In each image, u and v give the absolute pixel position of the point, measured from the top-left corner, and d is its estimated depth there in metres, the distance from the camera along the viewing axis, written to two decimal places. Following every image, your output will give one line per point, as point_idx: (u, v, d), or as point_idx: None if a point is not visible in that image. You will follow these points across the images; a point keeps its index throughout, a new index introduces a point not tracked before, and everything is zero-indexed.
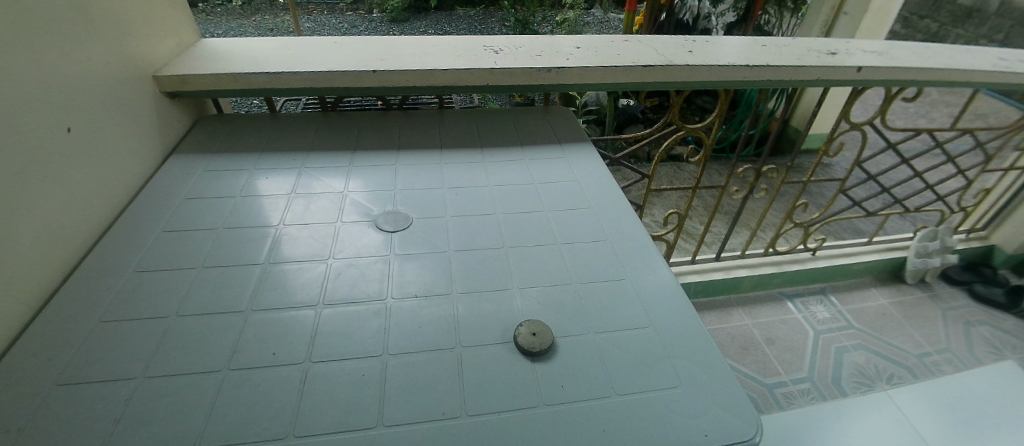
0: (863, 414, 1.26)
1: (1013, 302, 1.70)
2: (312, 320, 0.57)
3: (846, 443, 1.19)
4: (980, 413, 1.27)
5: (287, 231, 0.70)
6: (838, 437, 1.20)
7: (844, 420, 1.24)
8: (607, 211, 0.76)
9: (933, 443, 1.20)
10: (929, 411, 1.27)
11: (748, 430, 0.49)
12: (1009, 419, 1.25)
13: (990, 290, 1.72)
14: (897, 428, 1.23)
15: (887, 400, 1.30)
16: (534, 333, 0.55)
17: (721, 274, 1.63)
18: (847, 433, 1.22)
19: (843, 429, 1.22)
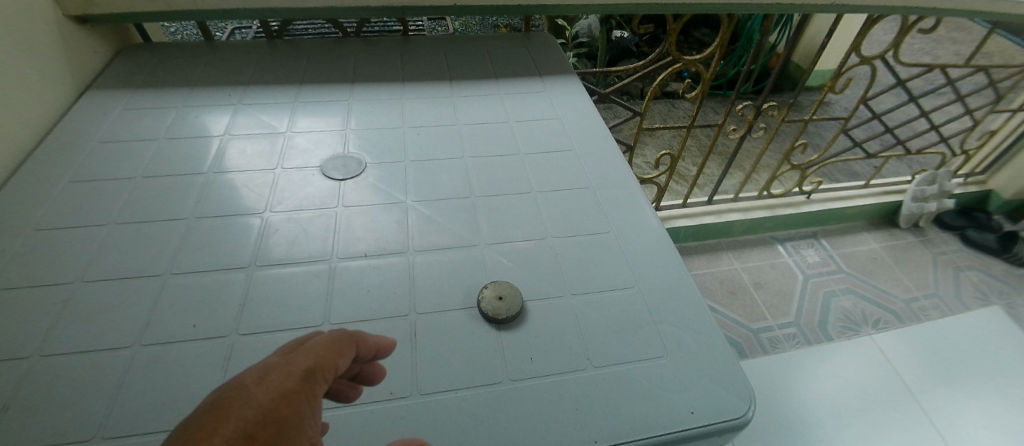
0: (843, 354, 1.25)
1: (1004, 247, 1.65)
2: (241, 285, 0.49)
3: (824, 388, 1.18)
4: (961, 359, 1.26)
5: (219, 179, 0.61)
6: (815, 383, 1.19)
7: (822, 359, 1.24)
8: (591, 154, 0.67)
9: (911, 383, 1.19)
10: (911, 350, 1.27)
11: (738, 407, 0.43)
12: (990, 362, 1.25)
13: (982, 237, 1.67)
14: (877, 367, 1.23)
15: (871, 345, 1.27)
16: (500, 298, 0.48)
17: (713, 218, 1.56)
18: (824, 371, 1.22)
19: (820, 367, 1.22)
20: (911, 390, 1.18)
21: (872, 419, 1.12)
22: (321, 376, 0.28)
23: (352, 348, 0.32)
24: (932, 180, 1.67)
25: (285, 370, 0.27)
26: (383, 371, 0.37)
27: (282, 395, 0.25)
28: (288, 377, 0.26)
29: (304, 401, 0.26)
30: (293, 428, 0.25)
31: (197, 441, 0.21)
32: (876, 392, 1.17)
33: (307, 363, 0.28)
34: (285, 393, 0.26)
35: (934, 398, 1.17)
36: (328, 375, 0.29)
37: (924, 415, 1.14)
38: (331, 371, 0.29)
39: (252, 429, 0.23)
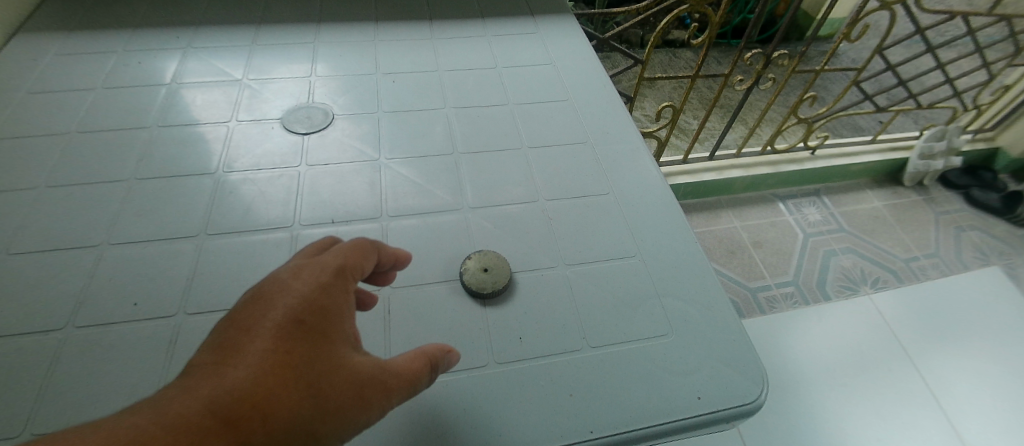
0: (835, 315, 1.11)
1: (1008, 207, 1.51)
2: (190, 258, 0.43)
3: (806, 344, 1.06)
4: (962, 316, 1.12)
5: (168, 135, 0.53)
6: (800, 339, 1.06)
7: (808, 321, 1.10)
8: (588, 105, 0.59)
9: (909, 346, 1.06)
10: (909, 311, 1.13)
11: (750, 391, 0.38)
12: (998, 325, 1.11)
13: (986, 195, 1.54)
14: (872, 329, 1.09)
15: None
16: (485, 269, 0.42)
17: (714, 174, 1.47)
18: (811, 334, 1.08)
19: (807, 331, 1.08)
20: (909, 354, 1.05)
21: (858, 380, 1.00)
22: (348, 276, 0.32)
23: (373, 254, 0.35)
24: (941, 136, 1.54)
25: (315, 270, 0.31)
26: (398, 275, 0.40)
27: (313, 293, 0.30)
28: (317, 279, 0.31)
29: (337, 297, 0.31)
30: (328, 318, 0.30)
31: (252, 325, 0.28)
32: (866, 352, 1.04)
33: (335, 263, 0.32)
34: (316, 290, 0.30)
35: (928, 357, 1.04)
36: (355, 276, 0.33)
37: (922, 383, 1.01)
38: (358, 271, 0.33)
39: (296, 315, 0.29)
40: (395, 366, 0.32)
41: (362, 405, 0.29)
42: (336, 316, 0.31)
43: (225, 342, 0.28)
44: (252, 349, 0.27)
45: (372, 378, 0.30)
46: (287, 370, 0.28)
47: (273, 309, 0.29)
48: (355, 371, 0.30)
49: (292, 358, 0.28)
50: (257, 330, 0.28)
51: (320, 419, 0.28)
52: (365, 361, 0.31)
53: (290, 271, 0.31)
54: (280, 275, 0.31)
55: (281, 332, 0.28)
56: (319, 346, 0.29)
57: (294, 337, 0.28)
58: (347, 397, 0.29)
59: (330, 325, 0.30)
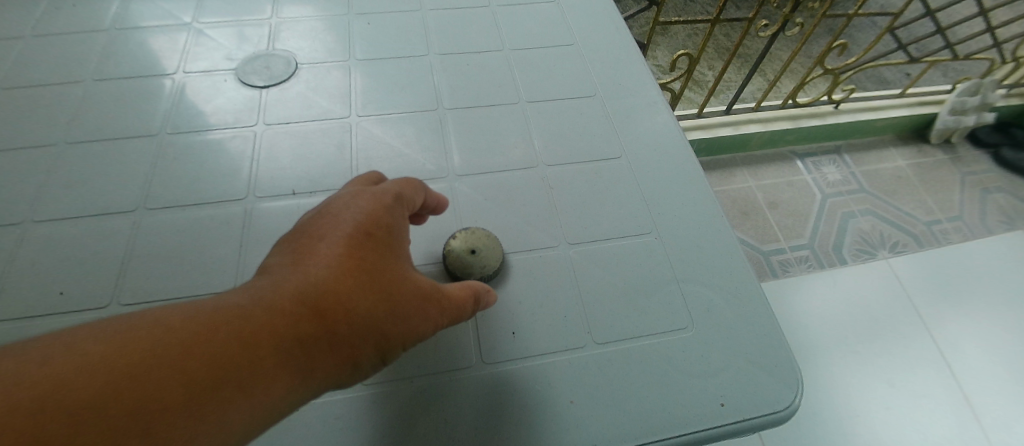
0: (841, 275, 0.93)
1: None
2: (125, 236, 0.36)
3: (815, 306, 0.89)
4: (1010, 277, 0.94)
5: (104, 89, 0.46)
6: (808, 301, 0.90)
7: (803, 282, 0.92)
8: (597, 51, 0.50)
9: (921, 307, 0.89)
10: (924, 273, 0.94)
11: (782, 396, 0.33)
12: None
13: (1017, 155, 1.43)
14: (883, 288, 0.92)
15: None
16: (472, 252, 0.35)
17: (729, 130, 1.37)
18: (809, 298, 0.91)
19: (803, 295, 0.91)
20: (921, 317, 0.88)
21: (872, 349, 0.84)
22: (404, 200, 0.31)
23: (424, 184, 0.33)
24: (975, 89, 1.43)
25: (372, 191, 0.30)
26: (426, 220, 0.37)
27: (372, 210, 0.29)
28: (375, 196, 0.29)
29: (395, 219, 0.30)
30: (391, 237, 0.29)
31: (320, 236, 0.27)
32: (875, 316, 0.88)
33: (393, 190, 0.31)
34: (374, 207, 0.29)
35: (955, 322, 0.88)
36: (411, 202, 0.31)
37: (936, 351, 0.85)
38: (412, 201, 0.32)
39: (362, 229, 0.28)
40: (453, 293, 0.30)
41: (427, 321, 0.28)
42: (396, 234, 0.29)
43: (292, 251, 0.26)
44: (316, 256, 0.26)
45: (434, 297, 0.29)
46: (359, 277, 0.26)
47: (334, 220, 0.28)
48: (420, 287, 0.28)
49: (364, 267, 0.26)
50: (320, 239, 0.27)
51: (390, 329, 0.26)
52: (426, 281, 0.29)
53: (347, 192, 0.30)
54: (339, 196, 0.30)
55: (350, 242, 0.27)
56: (387, 257, 0.27)
57: (357, 247, 0.27)
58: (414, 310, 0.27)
59: (393, 242, 0.29)
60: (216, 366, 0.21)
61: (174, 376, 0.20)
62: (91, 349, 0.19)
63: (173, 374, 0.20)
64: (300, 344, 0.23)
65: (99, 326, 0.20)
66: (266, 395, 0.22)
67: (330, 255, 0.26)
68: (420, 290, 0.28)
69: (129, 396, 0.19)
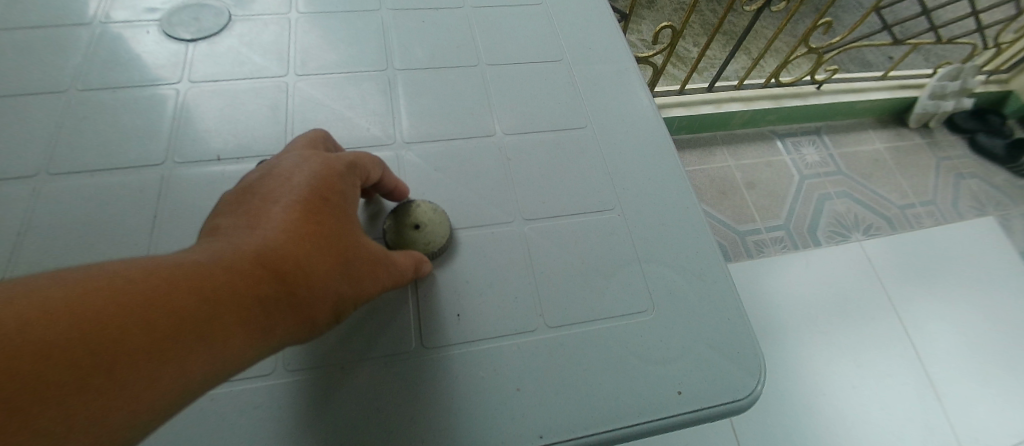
0: (815, 255, 0.93)
1: (1010, 156, 1.41)
2: (23, 203, 0.32)
3: (789, 287, 0.89)
4: (976, 262, 0.95)
5: (8, 37, 0.40)
6: (783, 286, 0.89)
7: (780, 264, 0.91)
8: (567, 12, 0.47)
9: (891, 290, 0.90)
10: (897, 258, 0.94)
11: (743, 384, 0.31)
12: (998, 275, 0.93)
13: (990, 141, 1.44)
14: (856, 270, 0.92)
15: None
16: (417, 227, 0.31)
17: (711, 108, 1.35)
18: (785, 279, 0.90)
19: (778, 276, 0.90)
20: (891, 299, 0.89)
21: (841, 333, 0.84)
22: (360, 167, 0.28)
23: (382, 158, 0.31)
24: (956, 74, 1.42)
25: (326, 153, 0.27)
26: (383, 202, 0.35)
27: (330, 173, 0.26)
28: (333, 159, 0.27)
29: (352, 185, 0.27)
30: (350, 203, 0.27)
31: (274, 197, 0.24)
32: (849, 299, 0.88)
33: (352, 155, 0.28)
34: (332, 169, 0.26)
35: (925, 306, 0.89)
36: (369, 169, 0.29)
37: (903, 333, 0.85)
38: (370, 168, 0.29)
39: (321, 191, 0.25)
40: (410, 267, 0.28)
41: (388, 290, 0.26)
42: (353, 202, 0.27)
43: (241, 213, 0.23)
44: (271, 217, 0.23)
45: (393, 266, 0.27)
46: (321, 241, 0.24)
47: (289, 181, 0.25)
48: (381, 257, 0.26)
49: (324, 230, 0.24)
50: (272, 200, 0.24)
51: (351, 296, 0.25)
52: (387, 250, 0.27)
53: (298, 153, 0.27)
54: (290, 156, 0.27)
55: (308, 204, 0.24)
56: (347, 223, 0.25)
57: (317, 210, 0.24)
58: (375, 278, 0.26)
59: (350, 209, 0.26)
60: (169, 326, 0.18)
61: (118, 335, 0.17)
62: (17, 300, 0.16)
63: (115, 333, 0.17)
64: (258, 309, 0.21)
65: (18, 281, 0.17)
66: (223, 361, 0.20)
67: (285, 217, 0.23)
68: (381, 260, 0.26)
69: (69, 353, 0.16)
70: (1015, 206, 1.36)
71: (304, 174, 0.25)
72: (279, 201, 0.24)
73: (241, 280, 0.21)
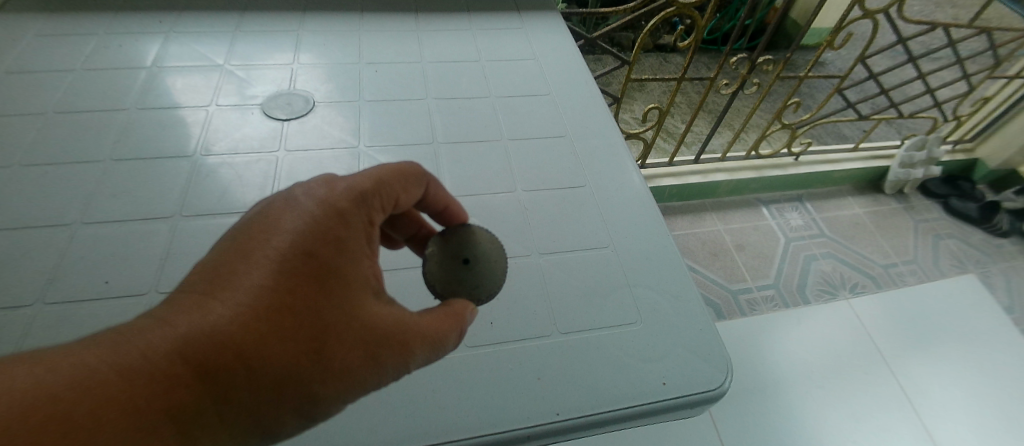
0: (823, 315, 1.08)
1: (985, 216, 1.54)
2: (164, 238, 0.43)
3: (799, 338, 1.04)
4: (962, 322, 1.09)
5: (144, 117, 0.53)
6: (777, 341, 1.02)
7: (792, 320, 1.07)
8: (570, 100, 0.60)
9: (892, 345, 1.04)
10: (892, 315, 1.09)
11: (714, 378, 0.39)
12: (984, 331, 1.08)
13: (964, 204, 1.57)
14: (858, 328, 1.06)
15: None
16: (466, 262, 0.37)
17: (699, 178, 1.49)
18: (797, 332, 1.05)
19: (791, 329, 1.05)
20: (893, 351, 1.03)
21: (841, 379, 0.97)
22: (372, 205, 0.32)
23: (406, 186, 0.34)
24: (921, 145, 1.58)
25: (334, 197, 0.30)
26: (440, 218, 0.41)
27: (335, 228, 0.30)
28: (341, 211, 0.30)
29: (356, 234, 0.31)
30: (351, 261, 0.30)
31: (273, 251, 0.28)
32: (853, 354, 1.01)
33: (358, 196, 0.31)
34: (336, 223, 0.30)
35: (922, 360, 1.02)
36: (385, 199, 0.33)
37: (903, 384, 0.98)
38: (383, 208, 0.33)
39: (321, 252, 0.29)
40: (419, 331, 0.32)
41: (372, 356, 0.30)
42: (355, 253, 0.31)
43: (243, 266, 0.28)
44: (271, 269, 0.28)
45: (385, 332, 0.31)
46: (306, 308, 0.28)
47: (293, 234, 0.29)
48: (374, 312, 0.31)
49: (311, 298, 0.28)
50: (270, 252, 0.28)
51: (330, 358, 0.29)
52: (382, 315, 0.31)
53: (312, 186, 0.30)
54: (304, 191, 0.31)
55: (305, 268, 0.28)
56: (340, 291, 0.29)
57: (312, 274, 0.29)
58: (358, 344, 0.30)
59: (349, 260, 0.30)
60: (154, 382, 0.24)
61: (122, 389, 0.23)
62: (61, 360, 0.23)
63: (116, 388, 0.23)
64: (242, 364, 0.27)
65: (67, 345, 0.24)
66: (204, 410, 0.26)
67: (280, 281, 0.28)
68: (371, 326, 0.30)
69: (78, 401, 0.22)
70: (992, 262, 1.47)
71: (302, 224, 0.29)
72: (280, 254, 0.28)
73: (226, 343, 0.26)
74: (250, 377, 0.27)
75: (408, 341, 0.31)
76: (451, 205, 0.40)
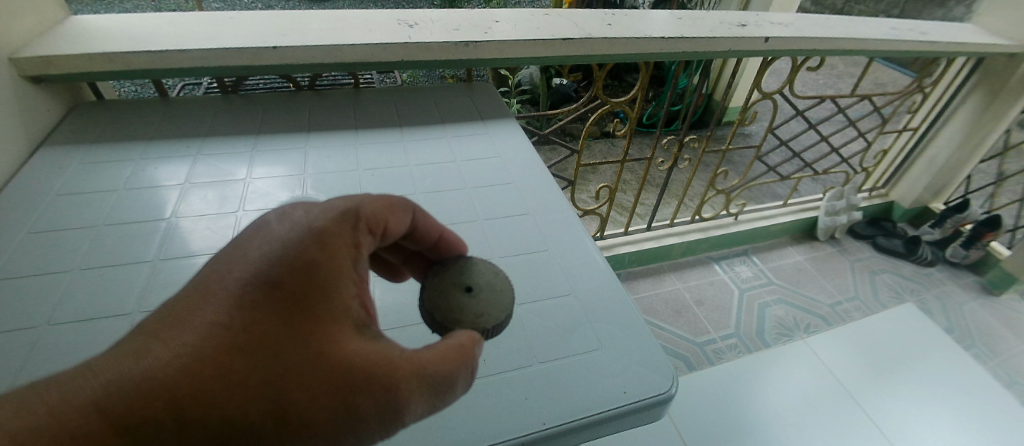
0: (790, 366, 1.41)
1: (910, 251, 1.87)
2: None
3: (778, 389, 1.35)
4: (889, 359, 1.46)
5: (181, 224, 0.64)
6: (761, 385, 1.36)
7: (766, 372, 1.39)
8: (529, 185, 0.76)
9: (847, 384, 1.38)
10: (842, 358, 1.45)
11: (664, 384, 0.50)
12: (906, 366, 1.45)
13: (890, 243, 1.91)
14: (817, 373, 1.40)
15: (813, 357, 1.44)
16: (468, 290, 0.45)
17: (653, 243, 1.67)
18: (774, 383, 1.37)
19: (768, 380, 1.37)
20: (848, 389, 1.37)
21: (812, 417, 1.30)
22: (344, 239, 0.37)
23: (383, 219, 0.40)
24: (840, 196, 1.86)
25: (316, 232, 0.36)
26: (439, 248, 0.48)
27: (308, 259, 0.35)
28: (313, 244, 0.36)
29: (329, 263, 0.36)
30: (322, 294, 0.35)
31: (251, 285, 0.34)
32: (816, 396, 1.34)
33: (329, 230, 0.37)
34: (309, 256, 0.35)
35: (871, 393, 1.37)
36: (365, 226, 0.39)
37: (862, 412, 1.32)
38: (356, 242, 0.38)
39: (295, 285, 0.35)
40: (393, 368, 0.36)
41: (344, 386, 0.34)
42: (327, 284, 0.35)
43: (226, 299, 0.34)
44: (245, 299, 0.34)
45: (357, 364, 0.35)
46: (281, 338, 0.34)
47: (270, 269, 0.35)
48: (340, 346, 0.35)
49: (285, 330, 0.34)
50: (250, 286, 0.34)
51: (303, 387, 0.33)
52: (356, 350, 0.35)
53: (292, 219, 0.37)
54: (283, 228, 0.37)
55: (282, 300, 0.34)
56: (313, 324, 0.34)
57: (287, 306, 0.34)
58: (331, 374, 0.34)
59: (321, 295, 0.35)
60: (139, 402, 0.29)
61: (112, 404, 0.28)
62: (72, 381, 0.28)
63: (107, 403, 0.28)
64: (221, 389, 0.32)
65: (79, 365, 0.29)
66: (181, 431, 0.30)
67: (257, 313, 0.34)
68: (343, 359, 0.35)
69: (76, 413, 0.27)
70: (923, 291, 1.78)
71: (283, 257, 0.35)
72: (255, 287, 0.34)
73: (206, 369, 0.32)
74: (229, 401, 0.32)
75: (385, 375, 0.35)
76: (444, 233, 0.47)
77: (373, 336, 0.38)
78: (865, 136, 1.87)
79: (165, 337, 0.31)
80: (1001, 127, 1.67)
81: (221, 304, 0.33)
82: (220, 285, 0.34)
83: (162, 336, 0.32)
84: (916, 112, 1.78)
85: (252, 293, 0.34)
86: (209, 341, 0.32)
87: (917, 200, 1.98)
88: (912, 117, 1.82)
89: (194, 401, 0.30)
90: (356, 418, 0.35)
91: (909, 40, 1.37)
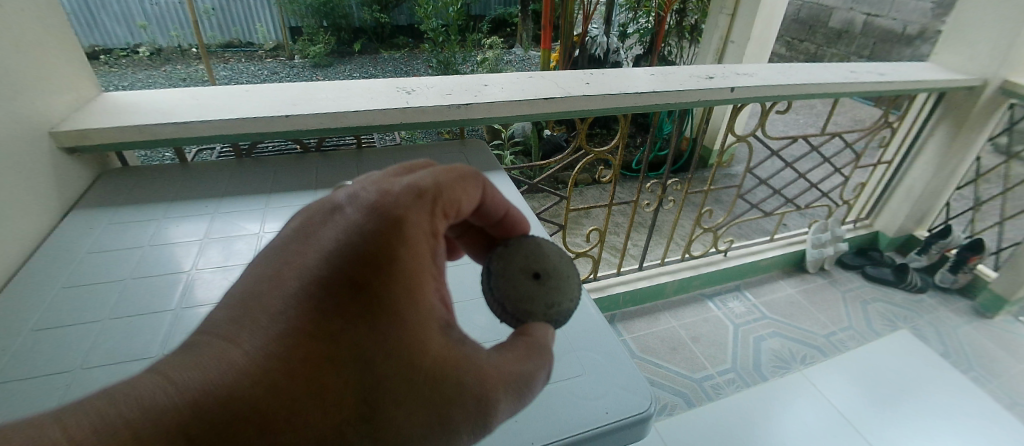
0: (792, 403, 1.42)
1: (899, 278, 1.92)
2: None
3: (787, 429, 1.35)
4: (888, 390, 1.47)
5: (201, 276, 0.70)
6: (766, 425, 1.36)
7: (769, 408, 1.40)
8: None
9: (852, 419, 1.38)
10: (841, 390, 1.46)
11: (643, 403, 0.55)
12: (911, 400, 1.45)
13: (878, 271, 1.97)
14: (818, 407, 1.41)
15: (812, 389, 1.46)
16: (535, 277, 0.51)
17: (646, 282, 1.72)
18: (779, 420, 1.37)
19: (772, 417, 1.38)
20: (853, 425, 1.37)
21: None
22: (419, 234, 0.40)
23: (449, 207, 0.43)
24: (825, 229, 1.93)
25: (393, 226, 0.38)
26: (506, 224, 0.54)
27: (387, 255, 0.38)
28: (391, 238, 0.38)
29: (406, 260, 0.38)
30: (401, 298, 0.38)
31: (335, 287, 0.37)
32: (821, 433, 1.34)
33: (407, 224, 0.39)
34: (389, 253, 0.38)
35: (878, 429, 1.36)
36: (436, 218, 0.42)
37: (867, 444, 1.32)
38: (429, 237, 0.41)
39: (377, 286, 0.37)
40: (467, 371, 0.41)
41: (425, 386, 0.39)
42: (404, 285, 0.38)
43: (309, 301, 0.36)
44: (327, 303, 0.37)
45: (435, 367, 0.39)
46: (364, 341, 0.37)
47: (351, 267, 0.37)
48: (423, 352, 0.39)
49: (366, 334, 0.37)
50: (332, 286, 0.37)
51: (386, 388, 0.38)
52: (434, 352, 0.39)
53: (368, 208, 0.39)
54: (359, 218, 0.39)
55: (363, 304, 0.37)
56: (394, 328, 0.38)
57: (368, 311, 0.37)
58: (413, 377, 0.38)
59: (402, 299, 0.38)
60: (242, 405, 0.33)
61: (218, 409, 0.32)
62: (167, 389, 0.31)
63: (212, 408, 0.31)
64: (313, 390, 0.35)
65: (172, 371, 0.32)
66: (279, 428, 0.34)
67: (340, 317, 0.37)
68: (423, 361, 0.39)
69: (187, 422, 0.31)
70: (915, 318, 1.81)
71: (362, 256, 0.37)
72: (336, 289, 0.37)
73: (297, 372, 0.35)
74: (319, 402, 0.36)
75: (459, 378, 0.40)
76: (509, 211, 0.53)
77: (447, 333, 0.42)
78: (840, 171, 1.96)
79: (251, 343, 0.35)
80: (970, 156, 1.81)
81: (303, 308, 0.36)
82: (302, 287, 0.37)
83: (252, 340, 0.35)
84: (887, 146, 1.87)
85: (335, 295, 0.37)
86: (298, 345, 0.35)
87: (901, 229, 2.05)
88: (885, 151, 1.90)
89: (281, 406, 0.34)
90: (434, 414, 0.39)
91: (868, 82, 1.49)
